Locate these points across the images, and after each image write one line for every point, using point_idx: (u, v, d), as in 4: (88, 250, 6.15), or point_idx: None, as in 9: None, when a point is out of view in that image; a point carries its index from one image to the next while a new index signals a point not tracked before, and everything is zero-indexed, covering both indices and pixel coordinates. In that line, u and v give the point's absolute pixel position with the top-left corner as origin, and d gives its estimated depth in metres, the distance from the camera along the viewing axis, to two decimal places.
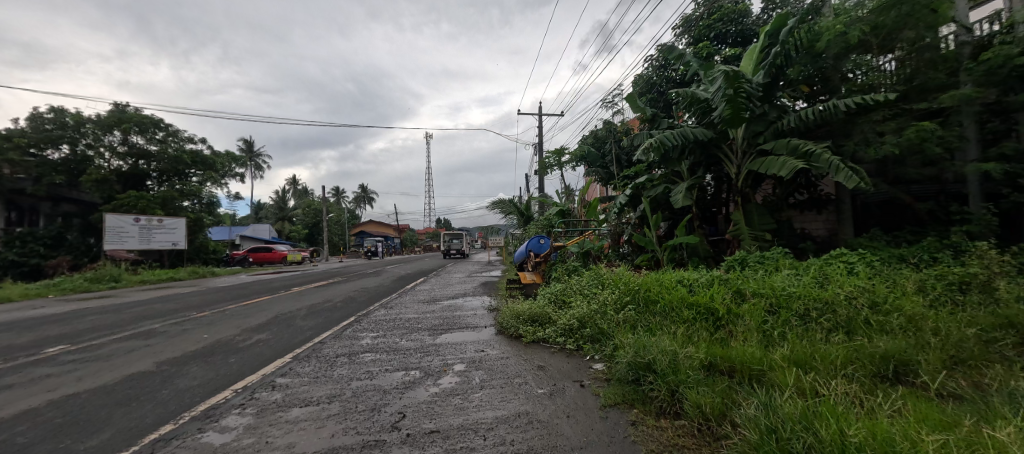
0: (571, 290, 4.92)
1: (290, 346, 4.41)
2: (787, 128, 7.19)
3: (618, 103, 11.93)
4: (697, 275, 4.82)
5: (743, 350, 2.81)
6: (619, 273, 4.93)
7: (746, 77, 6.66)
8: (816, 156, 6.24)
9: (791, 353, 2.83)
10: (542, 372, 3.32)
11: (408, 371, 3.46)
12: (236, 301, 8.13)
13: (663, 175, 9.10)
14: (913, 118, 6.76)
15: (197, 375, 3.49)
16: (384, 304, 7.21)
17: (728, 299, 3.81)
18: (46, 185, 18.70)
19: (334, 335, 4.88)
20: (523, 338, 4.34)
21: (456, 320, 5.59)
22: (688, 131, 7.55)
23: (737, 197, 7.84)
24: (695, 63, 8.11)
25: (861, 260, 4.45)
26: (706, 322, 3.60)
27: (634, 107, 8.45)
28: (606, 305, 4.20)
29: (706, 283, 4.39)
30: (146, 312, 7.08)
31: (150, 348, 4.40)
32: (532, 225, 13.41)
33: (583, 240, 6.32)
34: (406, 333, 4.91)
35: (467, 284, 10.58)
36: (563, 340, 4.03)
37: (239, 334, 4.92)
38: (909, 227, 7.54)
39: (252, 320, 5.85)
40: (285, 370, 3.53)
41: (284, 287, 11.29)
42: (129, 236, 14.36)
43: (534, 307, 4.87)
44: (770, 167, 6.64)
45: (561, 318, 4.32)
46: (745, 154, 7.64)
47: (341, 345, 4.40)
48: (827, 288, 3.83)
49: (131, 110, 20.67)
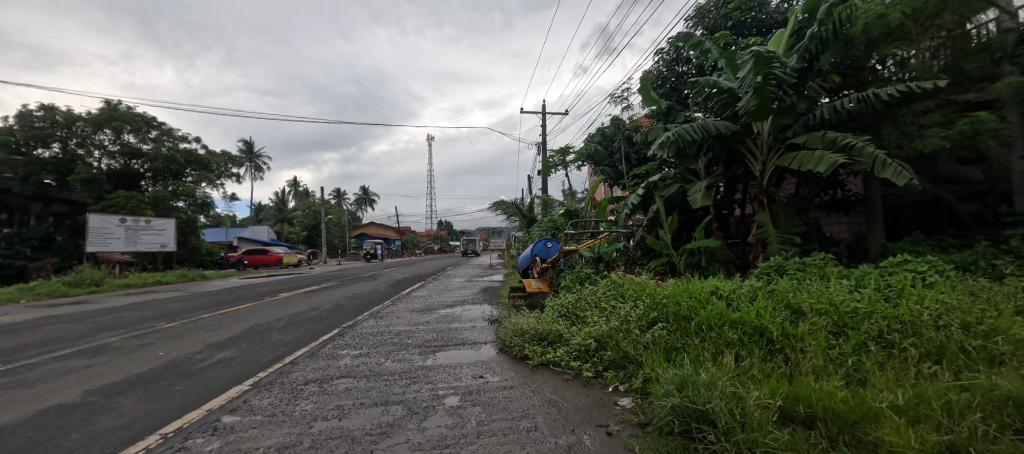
0: (584, 302, 4.24)
1: (253, 370, 3.71)
2: (818, 121, 6.53)
3: (627, 98, 11.26)
4: (732, 285, 4.13)
5: (823, 390, 2.13)
6: (641, 282, 4.24)
7: (778, 61, 5.99)
8: (857, 149, 5.55)
9: (889, 396, 2.14)
10: (555, 410, 2.62)
11: (387, 407, 2.78)
12: (214, 308, 7.47)
13: (678, 173, 8.40)
14: (958, 111, 6.12)
15: (128, 409, 2.82)
16: (374, 314, 6.51)
17: (781, 318, 3.12)
18: (34, 184, 18.14)
19: (308, 354, 4.19)
20: (529, 360, 3.65)
21: (451, 335, 4.89)
22: (709, 124, 6.84)
23: (761, 197, 7.15)
24: (715, 51, 7.45)
25: (931, 268, 3.74)
26: (757, 346, 2.92)
27: (648, 99, 7.76)
28: (629, 322, 3.51)
29: (747, 296, 3.70)
30: (111, 321, 6.42)
31: (89, 370, 3.72)
32: (535, 227, 12.73)
33: (596, 245, 5.58)
34: (393, 352, 4.22)
35: (466, 290, 9.88)
36: (578, 365, 3.34)
37: (199, 353, 4.24)
38: (951, 230, 6.85)
39: (221, 333, 5.17)
40: (236, 404, 2.86)
41: (274, 292, 10.62)
42: (114, 237, 13.73)
43: (541, 322, 4.18)
44: (804, 162, 5.94)
45: (575, 337, 3.63)
46: (771, 149, 6.94)
47: (315, 368, 3.72)
48: (901, 304, 3.14)
49: (123, 108, 20.14)
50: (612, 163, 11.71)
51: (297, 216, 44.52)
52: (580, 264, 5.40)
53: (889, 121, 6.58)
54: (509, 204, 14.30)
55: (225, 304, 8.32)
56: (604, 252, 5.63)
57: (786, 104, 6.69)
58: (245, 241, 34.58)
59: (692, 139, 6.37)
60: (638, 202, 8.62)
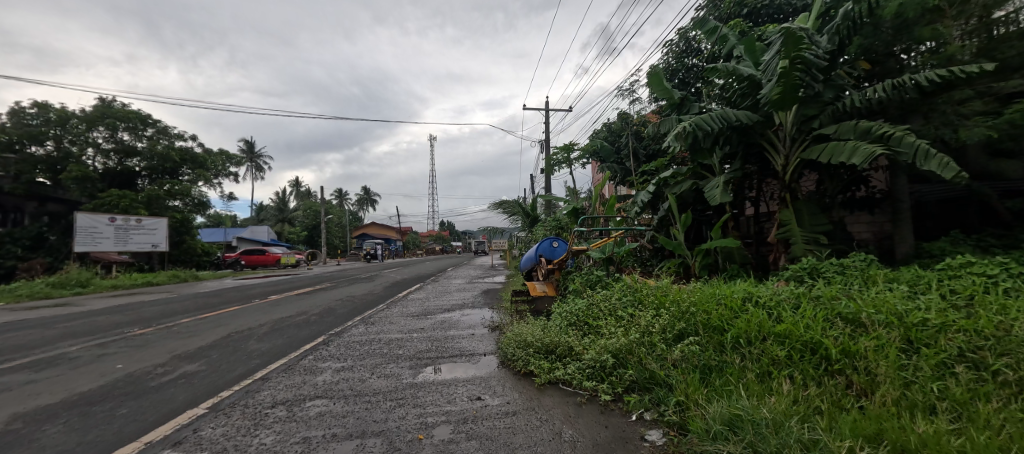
0: (597, 308, 3.72)
1: (215, 387, 3.20)
2: (847, 110, 6.02)
3: (634, 91, 10.76)
4: (767, 290, 3.62)
5: (923, 434, 1.64)
6: (662, 286, 3.72)
7: (808, 43, 5.48)
8: (897, 139, 5.03)
9: (1010, 439, 1.63)
10: (569, 447, 2.11)
11: (363, 441, 2.28)
12: (196, 312, 6.99)
13: (691, 169, 7.89)
14: (1001, 99, 5.62)
15: (51, 442, 2.33)
16: (365, 319, 6.02)
17: (836, 331, 2.62)
18: (25, 182, 17.75)
19: (283, 368, 3.67)
20: (535, 377, 3.14)
21: (447, 344, 4.38)
22: (728, 114, 6.29)
23: (784, 193, 6.64)
24: (733, 38, 6.96)
25: (1002, 271, 3.22)
26: (812, 367, 2.42)
27: (659, 89, 7.23)
28: (652, 333, 3.01)
29: (788, 304, 3.19)
30: (82, 326, 5.94)
31: (29, 387, 3.23)
32: (539, 227, 12.22)
33: (607, 245, 5.05)
34: (379, 366, 3.71)
35: (466, 293, 9.37)
36: (593, 385, 2.83)
37: (161, 366, 3.74)
38: (991, 229, 6.31)
39: (193, 341, 4.68)
40: (182, 436, 2.37)
41: (265, 294, 10.10)
42: (103, 237, 13.28)
43: (548, 332, 3.67)
44: (835, 154, 5.40)
45: (588, 349, 3.12)
46: (795, 141, 6.41)
47: (287, 386, 3.22)
48: (981, 315, 2.63)
49: (118, 106, 19.77)
50: (619, 160, 11.19)
51: (297, 216, 44.13)
52: (590, 265, 4.86)
53: (923, 111, 6.07)
54: (511, 203, 13.78)
55: (210, 308, 7.80)
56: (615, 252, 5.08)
57: (812, 92, 6.16)
58: (243, 241, 34.16)
59: (711, 129, 5.81)
60: (648, 199, 8.11)
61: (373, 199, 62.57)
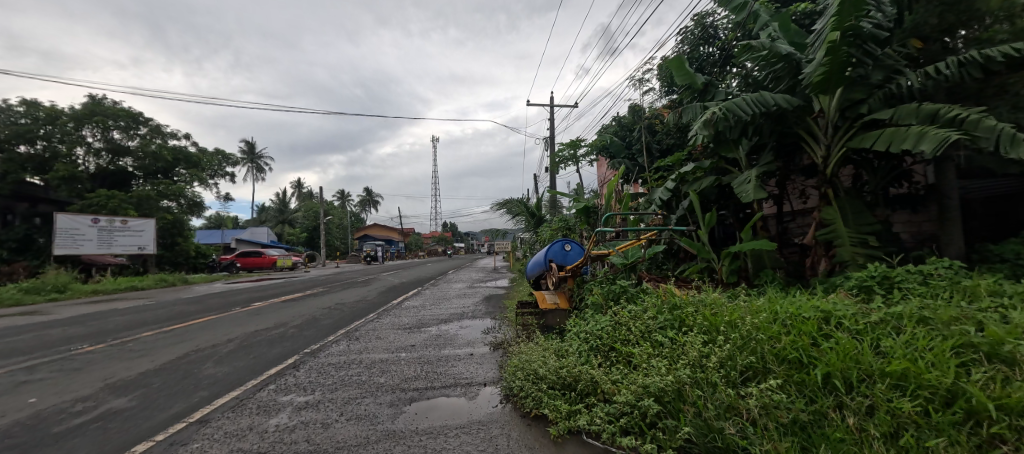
0: (625, 328, 2.96)
1: (131, 438, 2.45)
2: (900, 93, 5.23)
3: (646, 82, 10.01)
4: (842, 306, 2.85)
5: None
6: (709, 301, 2.96)
7: (862, 12, 4.73)
8: (972, 122, 4.26)
9: None
10: None
11: None
12: (165, 324, 6.27)
13: (714, 163, 7.11)
14: None
15: None
16: (350, 333, 5.26)
17: (978, 374, 1.87)
18: (12, 182, 17.15)
19: (229, 406, 2.91)
20: (553, 425, 2.38)
21: (439, 369, 3.61)
22: (767, 96, 5.24)
23: (825, 189, 5.85)
24: (766, 14, 6.21)
25: None
26: (957, 432, 1.67)
27: (682, 75, 6.48)
28: (708, 367, 2.26)
29: (882, 327, 2.43)
30: (28, 342, 5.23)
31: None
32: (545, 228, 11.44)
33: (629, 250, 4.26)
34: (353, 402, 2.97)
35: (467, 299, 8.62)
36: (635, 442, 2.07)
37: (80, 402, 3.00)
38: None
39: (139, 364, 3.95)
40: None
41: (251, 300, 9.37)
42: (85, 239, 12.62)
43: (565, 359, 2.91)
44: (895, 140, 4.63)
45: (621, 388, 2.37)
46: (838, 129, 5.62)
47: (226, 435, 2.46)
48: None
49: (108, 103, 19.18)
50: (630, 157, 10.40)
51: (297, 218, 43.56)
52: (612, 273, 4.07)
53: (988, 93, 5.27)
54: (516, 203, 12.98)
55: (185, 316, 7.08)
56: (638, 258, 4.31)
57: (860, 72, 5.36)
58: (242, 243, 33.54)
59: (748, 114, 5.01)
60: (667, 196, 7.32)
61: (374, 199, 61.94)
